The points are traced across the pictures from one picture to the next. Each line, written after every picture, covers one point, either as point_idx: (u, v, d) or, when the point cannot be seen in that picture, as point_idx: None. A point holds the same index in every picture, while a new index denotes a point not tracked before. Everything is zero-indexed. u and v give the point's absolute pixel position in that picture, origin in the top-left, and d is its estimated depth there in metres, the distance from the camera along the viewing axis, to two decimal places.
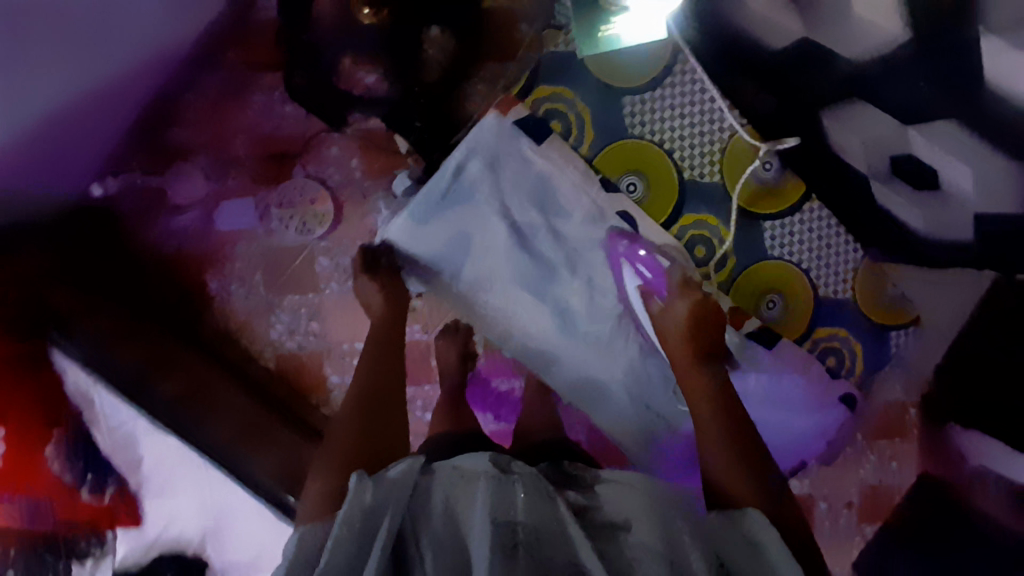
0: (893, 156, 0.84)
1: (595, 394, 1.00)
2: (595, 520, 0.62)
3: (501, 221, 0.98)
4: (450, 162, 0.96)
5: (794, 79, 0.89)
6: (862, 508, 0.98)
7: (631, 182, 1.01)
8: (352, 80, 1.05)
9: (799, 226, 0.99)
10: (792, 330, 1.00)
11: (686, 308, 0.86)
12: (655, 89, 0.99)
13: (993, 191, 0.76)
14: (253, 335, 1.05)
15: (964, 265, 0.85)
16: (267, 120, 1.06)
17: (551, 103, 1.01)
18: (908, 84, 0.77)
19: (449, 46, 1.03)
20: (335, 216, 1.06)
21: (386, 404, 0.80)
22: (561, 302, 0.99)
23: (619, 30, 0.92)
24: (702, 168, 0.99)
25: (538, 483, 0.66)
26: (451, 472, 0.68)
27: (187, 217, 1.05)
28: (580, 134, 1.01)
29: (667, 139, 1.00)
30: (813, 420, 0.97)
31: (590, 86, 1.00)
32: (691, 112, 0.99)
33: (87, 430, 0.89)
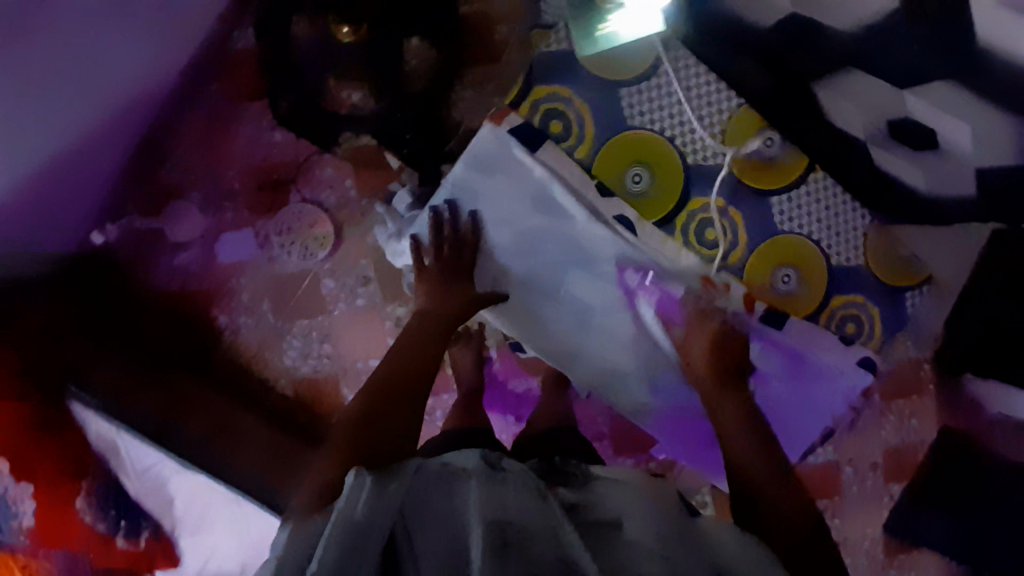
0: (891, 119, 0.66)
1: (623, 382, 0.83)
2: (584, 518, 0.46)
3: (513, 233, 0.78)
4: (448, 183, 0.78)
5: (788, 60, 0.69)
6: (887, 467, 0.83)
7: (640, 176, 0.81)
8: (339, 100, 0.84)
9: (807, 198, 0.82)
10: (806, 307, 0.82)
11: (701, 349, 0.71)
12: (650, 78, 0.81)
13: (992, 146, 0.58)
14: (264, 365, 0.89)
15: (970, 218, 0.69)
16: (256, 151, 0.87)
17: (549, 105, 0.81)
18: (895, 55, 0.58)
19: (434, 56, 0.83)
20: (337, 238, 0.88)
21: (398, 403, 0.55)
22: (581, 304, 0.80)
23: (616, 26, 0.75)
24: (705, 149, 0.81)
25: (529, 484, 0.50)
26: (438, 466, 0.50)
27: (187, 256, 0.87)
28: (580, 133, 0.81)
29: (677, 125, 0.81)
30: (843, 396, 0.80)
31: (585, 80, 0.81)
32: (692, 97, 0.81)
33: (115, 477, 0.77)
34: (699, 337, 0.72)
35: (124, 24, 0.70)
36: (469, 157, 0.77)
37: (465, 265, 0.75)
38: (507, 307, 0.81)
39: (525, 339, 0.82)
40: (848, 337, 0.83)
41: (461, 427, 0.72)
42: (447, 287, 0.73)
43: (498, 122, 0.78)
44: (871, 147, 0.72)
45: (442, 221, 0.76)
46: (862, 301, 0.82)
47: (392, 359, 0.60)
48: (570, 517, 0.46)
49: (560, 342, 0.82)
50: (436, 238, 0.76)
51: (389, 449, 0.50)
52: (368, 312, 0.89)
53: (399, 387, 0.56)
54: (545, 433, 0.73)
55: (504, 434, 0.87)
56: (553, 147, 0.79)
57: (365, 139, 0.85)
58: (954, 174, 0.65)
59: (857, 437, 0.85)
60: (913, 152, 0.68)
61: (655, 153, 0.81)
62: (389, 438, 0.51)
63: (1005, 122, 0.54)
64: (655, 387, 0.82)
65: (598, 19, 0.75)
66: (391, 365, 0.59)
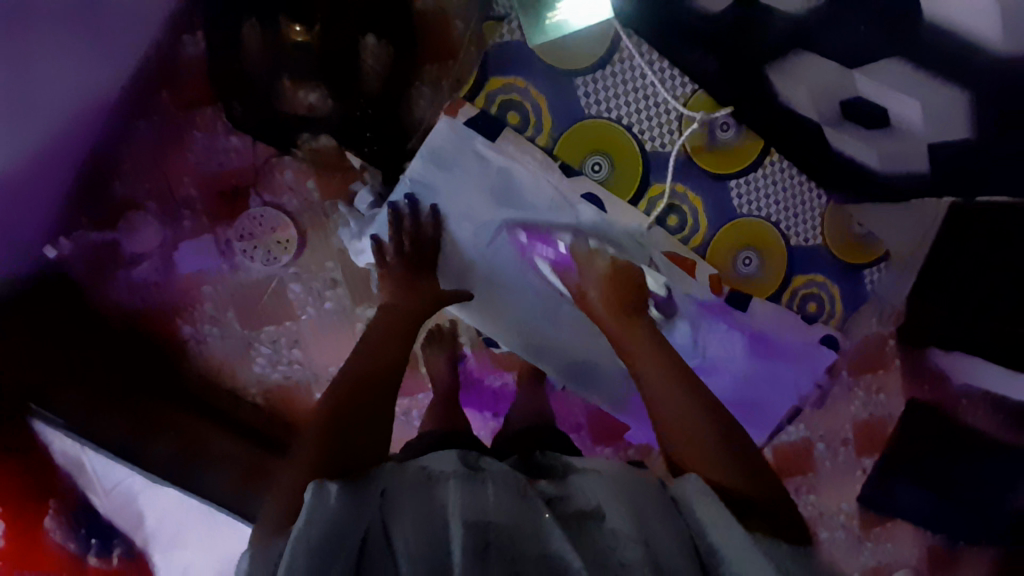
0: (842, 100, 0.66)
1: (594, 371, 0.84)
2: (565, 509, 0.46)
3: (475, 226, 0.79)
4: (406, 178, 0.78)
5: (742, 45, 0.69)
6: (858, 440, 0.84)
7: (599, 165, 0.82)
8: (294, 102, 0.82)
9: (765, 182, 0.82)
10: (766, 288, 0.84)
11: (598, 282, 0.73)
12: (605, 66, 0.80)
13: (941, 123, 0.59)
14: (232, 374, 0.86)
15: (926, 191, 0.70)
16: (210, 159, 0.84)
17: (505, 96, 0.81)
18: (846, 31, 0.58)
19: (388, 55, 0.81)
20: (301, 241, 0.87)
21: (377, 394, 0.55)
22: (548, 296, 0.81)
23: (566, 14, 0.77)
24: (662, 137, 0.81)
25: (510, 480, 0.49)
26: (415, 471, 0.49)
27: (145, 269, 0.84)
28: (537, 123, 0.81)
29: (634, 113, 0.81)
30: (798, 367, 0.84)
31: (539, 70, 0.80)
32: (645, 84, 0.80)
33: (82, 496, 0.77)
34: (596, 277, 0.74)
35: None
36: (426, 149, 0.78)
37: (424, 254, 0.76)
38: (476, 303, 0.81)
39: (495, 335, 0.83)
40: (811, 316, 0.86)
41: (441, 432, 0.71)
42: (416, 284, 0.73)
43: (452, 113, 0.80)
44: (825, 129, 0.73)
45: (402, 216, 0.77)
46: (822, 280, 0.85)
47: (354, 363, 0.59)
48: (554, 509, 0.46)
49: (529, 335, 0.83)
50: (396, 236, 0.75)
51: (356, 459, 0.49)
52: (337, 316, 0.88)
53: (366, 386, 0.56)
54: (529, 427, 0.74)
55: (482, 431, 0.87)
56: (511, 131, 0.80)
57: (325, 141, 0.84)
58: (907, 151, 0.66)
59: (827, 411, 0.86)
60: (867, 133, 0.68)
61: (614, 143, 0.81)
62: (364, 437, 0.51)
63: (954, 95, 0.55)
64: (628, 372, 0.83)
65: (548, 7, 0.78)
66: (357, 367, 0.58)
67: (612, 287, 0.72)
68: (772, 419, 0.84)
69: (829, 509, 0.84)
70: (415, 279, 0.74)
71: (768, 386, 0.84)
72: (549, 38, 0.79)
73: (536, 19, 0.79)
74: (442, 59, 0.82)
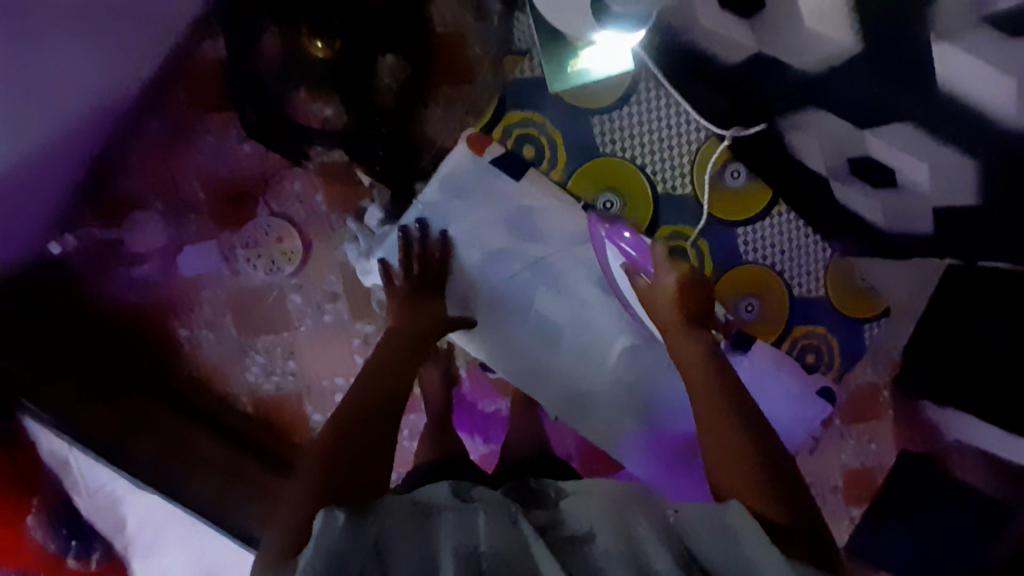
0: (850, 157, 0.64)
1: (589, 405, 0.82)
2: (558, 535, 0.46)
3: (483, 253, 0.81)
4: (418, 204, 0.81)
5: (748, 90, 0.67)
6: (847, 488, 0.85)
7: (611, 202, 0.84)
8: (308, 114, 0.84)
9: (772, 231, 0.83)
10: (768, 331, 0.85)
11: (667, 301, 0.67)
12: (621, 107, 0.82)
13: (952, 189, 0.54)
14: (225, 380, 0.86)
15: (931, 253, 0.69)
16: (220, 163, 0.85)
17: (521, 130, 0.83)
18: (852, 84, 0.53)
19: (406, 73, 0.83)
20: (304, 253, 0.87)
21: (384, 426, 0.54)
22: (547, 326, 0.81)
23: (589, 63, 0.75)
24: (674, 180, 0.83)
25: (501, 504, 0.50)
26: (408, 504, 0.49)
27: (146, 268, 0.86)
28: (552, 157, 0.83)
29: (648, 153, 0.83)
30: (798, 418, 0.82)
31: (558, 108, 0.83)
32: (659, 126, 0.82)
33: (67, 496, 0.76)
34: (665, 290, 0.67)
35: (65, 26, 0.68)
36: (446, 178, 0.80)
37: (432, 278, 0.78)
38: (475, 331, 0.81)
39: (491, 361, 0.82)
40: (807, 366, 0.85)
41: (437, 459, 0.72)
42: (417, 305, 0.74)
43: (477, 148, 0.81)
44: (831, 181, 0.71)
45: (411, 240, 0.78)
46: (822, 331, 0.85)
47: (359, 397, 0.57)
48: (548, 534, 0.46)
49: (526, 364, 0.82)
50: (406, 262, 0.77)
51: (358, 490, 0.48)
52: (334, 328, 0.87)
53: (370, 424, 0.54)
54: (535, 458, 0.74)
55: (474, 455, 0.86)
56: (538, 173, 0.82)
57: (337, 155, 0.85)
58: (912, 210, 0.64)
59: (817, 456, 0.86)
60: (873, 189, 0.66)
61: (625, 181, 0.83)
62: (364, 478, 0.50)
63: (964, 161, 0.51)
64: (622, 403, 0.82)
65: (572, 54, 0.75)
66: (361, 399, 0.56)
67: (684, 301, 0.66)
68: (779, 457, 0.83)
69: None
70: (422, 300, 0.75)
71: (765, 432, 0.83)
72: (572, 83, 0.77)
73: (558, 64, 0.75)
74: (460, 81, 0.83)
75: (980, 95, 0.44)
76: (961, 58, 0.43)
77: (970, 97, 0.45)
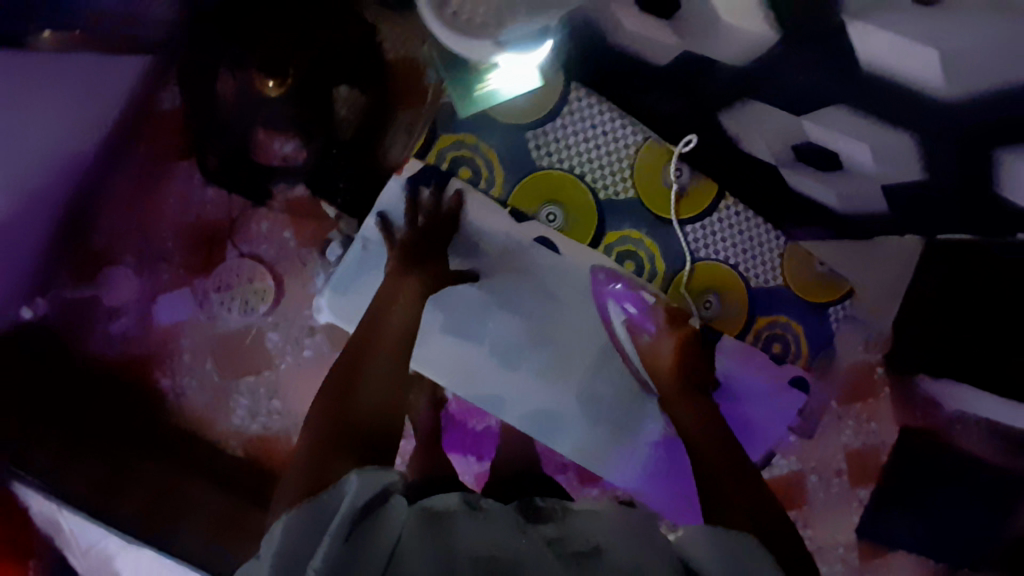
0: (795, 146, 0.64)
1: (558, 420, 0.79)
2: (567, 549, 0.46)
3: (455, 289, 0.79)
4: (362, 235, 0.79)
5: (684, 88, 0.67)
6: (852, 472, 0.85)
7: (554, 214, 0.83)
8: (269, 153, 0.85)
9: (721, 227, 0.83)
10: (731, 327, 0.84)
11: (667, 363, 0.75)
12: (554, 120, 0.82)
13: (898, 165, 0.55)
14: (212, 426, 0.85)
15: (889, 232, 0.69)
16: (186, 210, 0.86)
17: (455, 153, 0.82)
18: (778, 77, 0.54)
19: (359, 101, 0.83)
20: (278, 291, 0.87)
21: (380, 402, 0.57)
22: (506, 342, 0.79)
23: (496, 84, 0.80)
24: (615, 185, 0.83)
25: (514, 519, 0.51)
26: (425, 510, 0.49)
27: (124, 321, 0.85)
28: (489, 177, 0.83)
29: (586, 162, 0.83)
30: (772, 409, 0.82)
31: (491, 128, 0.83)
32: (595, 134, 0.82)
33: (61, 556, 0.78)
34: (669, 340, 0.76)
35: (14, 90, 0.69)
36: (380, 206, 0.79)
37: (428, 241, 0.76)
38: (437, 360, 0.78)
39: (449, 381, 0.79)
40: (776, 356, 0.85)
41: (426, 478, 0.71)
42: (415, 265, 0.72)
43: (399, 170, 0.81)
44: (780, 169, 0.71)
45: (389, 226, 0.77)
46: (785, 320, 0.84)
47: (331, 380, 0.59)
48: (555, 549, 0.46)
49: (488, 380, 0.79)
50: (410, 214, 0.77)
51: (378, 437, 0.53)
52: (317, 363, 0.87)
53: (353, 391, 0.57)
54: (524, 477, 0.73)
55: (468, 475, 0.83)
56: (459, 180, 0.81)
57: (300, 191, 0.85)
58: (866, 191, 0.64)
59: (817, 444, 0.86)
60: (823, 173, 0.66)
61: (567, 191, 0.83)
62: (377, 422, 0.54)
63: (904, 139, 0.51)
64: (595, 410, 0.79)
65: (477, 79, 0.80)
66: (331, 381, 0.59)
67: (682, 360, 0.75)
68: (755, 455, 0.82)
69: (829, 545, 0.84)
70: (418, 253, 0.74)
71: (751, 433, 0.82)
72: (480, 106, 0.81)
73: (464, 88, 0.81)
74: (402, 104, 0.84)
75: (912, 74, 0.44)
76: (879, 36, 0.42)
77: (897, 73, 0.45)
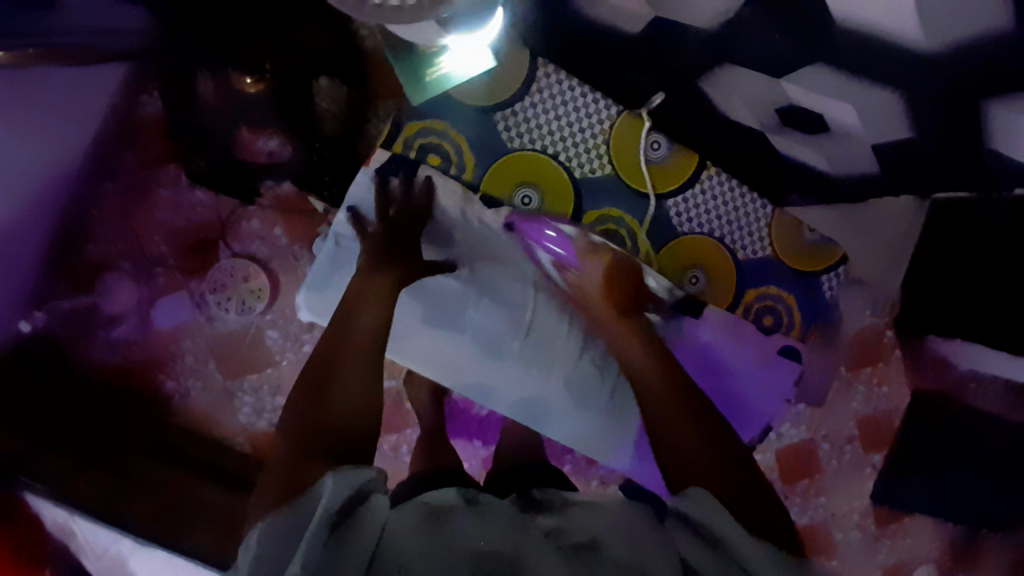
0: (779, 110, 0.62)
1: (549, 407, 0.76)
2: (569, 540, 0.49)
3: (431, 282, 0.74)
4: (334, 231, 0.75)
5: (664, 60, 0.66)
6: (862, 438, 0.85)
7: (529, 196, 0.82)
8: (253, 150, 0.84)
9: (704, 198, 0.83)
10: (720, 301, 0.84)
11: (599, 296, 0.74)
12: (522, 99, 0.81)
13: (884, 124, 0.53)
14: (219, 426, 0.86)
15: (884, 192, 0.68)
16: (176, 213, 0.85)
17: (422, 139, 0.81)
18: (755, 40, 0.52)
19: (343, 95, 0.82)
20: (273, 289, 0.87)
21: (354, 399, 0.54)
22: (490, 332, 0.75)
23: (448, 67, 0.76)
24: (591, 162, 0.82)
25: (514, 516, 0.52)
26: (423, 507, 0.51)
27: (122, 327, 0.85)
28: (459, 162, 0.81)
29: (559, 141, 0.82)
30: (763, 384, 0.81)
31: (458, 112, 0.81)
32: (567, 111, 0.82)
33: (76, 562, 0.79)
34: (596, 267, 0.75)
35: None
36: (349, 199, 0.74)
37: (404, 237, 0.71)
38: (417, 354, 0.75)
39: (434, 374, 0.75)
40: (767, 329, 0.85)
41: (428, 469, 0.71)
42: (388, 257, 0.69)
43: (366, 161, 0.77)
44: (767, 134, 0.70)
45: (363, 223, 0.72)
46: (776, 292, 0.84)
47: (307, 372, 0.56)
48: (555, 541, 0.49)
49: (474, 372, 0.76)
50: (382, 205, 0.73)
51: (352, 439, 0.51)
52: None
53: (327, 383, 0.54)
54: (523, 465, 0.74)
55: (474, 461, 0.84)
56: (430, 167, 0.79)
57: (287, 187, 0.85)
58: (855, 153, 0.62)
59: (829, 411, 0.85)
60: (808, 135, 0.64)
61: (540, 172, 0.82)
62: (353, 423, 0.52)
63: (888, 96, 0.49)
64: (587, 396, 0.76)
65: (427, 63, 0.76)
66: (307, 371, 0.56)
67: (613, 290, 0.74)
68: (744, 436, 0.80)
69: (843, 511, 0.84)
70: (394, 250, 0.70)
71: (737, 411, 0.80)
72: (433, 91, 0.78)
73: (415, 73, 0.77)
74: (380, 94, 0.82)
75: (886, 27, 0.43)
76: None
77: (871, 27, 0.43)
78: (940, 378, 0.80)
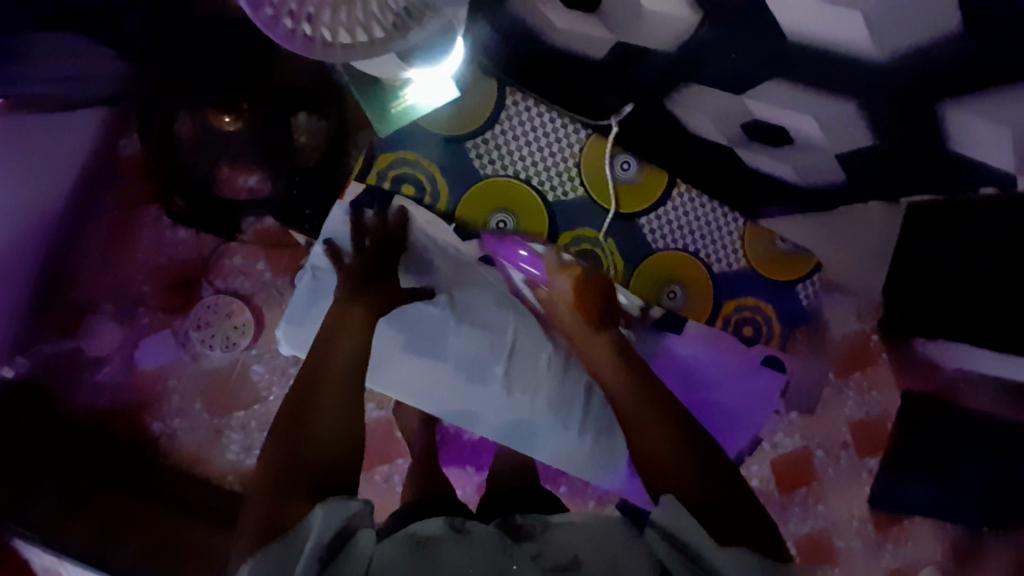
0: (743, 125, 0.64)
1: (534, 429, 0.76)
2: (546, 563, 0.49)
3: (408, 310, 0.73)
4: (310, 264, 0.76)
5: (632, 80, 0.67)
6: (858, 443, 0.85)
7: (505, 221, 0.85)
8: (234, 187, 0.84)
9: (674, 214, 0.86)
10: (699, 313, 0.86)
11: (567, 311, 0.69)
12: (492, 127, 0.85)
13: (847, 133, 0.55)
14: (208, 465, 0.85)
15: (857, 198, 0.68)
16: (158, 253, 0.85)
17: (395, 172, 0.85)
18: (716, 60, 0.53)
19: (322, 131, 0.84)
20: (258, 323, 0.87)
21: (328, 434, 0.51)
22: (469, 357, 0.75)
23: (413, 99, 0.78)
24: (563, 186, 0.86)
25: (498, 543, 0.52)
26: (408, 539, 0.50)
27: (107, 370, 0.84)
28: (433, 192, 0.85)
29: (530, 166, 0.86)
30: (748, 393, 0.81)
31: (432, 144, 0.85)
32: (537, 136, 0.86)
33: None
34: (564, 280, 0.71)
35: None
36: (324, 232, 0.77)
37: (375, 262, 0.70)
38: (399, 383, 0.74)
39: (415, 399, 0.75)
40: (747, 339, 0.87)
41: (416, 499, 0.70)
42: (372, 281, 0.68)
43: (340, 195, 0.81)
44: (735, 149, 0.71)
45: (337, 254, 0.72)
46: (753, 304, 0.87)
47: (285, 409, 0.54)
48: (538, 565, 0.49)
49: (457, 398, 0.75)
50: (356, 233, 0.72)
51: (331, 471, 0.49)
52: None
53: (307, 414, 0.53)
54: (517, 490, 0.73)
55: (469, 487, 0.84)
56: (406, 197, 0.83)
57: (268, 222, 0.86)
58: (822, 163, 0.63)
59: (820, 416, 0.86)
60: (776, 149, 0.66)
61: (513, 197, 0.86)
62: (331, 457, 0.50)
63: (847, 106, 0.51)
64: (570, 417, 0.75)
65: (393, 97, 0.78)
66: (286, 407, 0.55)
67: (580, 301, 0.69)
68: (732, 451, 0.81)
69: (841, 517, 0.84)
70: (372, 276, 0.68)
71: (722, 423, 0.80)
72: (400, 122, 0.80)
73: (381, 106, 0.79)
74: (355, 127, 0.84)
75: (839, 38, 0.43)
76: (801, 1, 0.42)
77: (825, 39, 0.44)
78: (926, 378, 0.80)
